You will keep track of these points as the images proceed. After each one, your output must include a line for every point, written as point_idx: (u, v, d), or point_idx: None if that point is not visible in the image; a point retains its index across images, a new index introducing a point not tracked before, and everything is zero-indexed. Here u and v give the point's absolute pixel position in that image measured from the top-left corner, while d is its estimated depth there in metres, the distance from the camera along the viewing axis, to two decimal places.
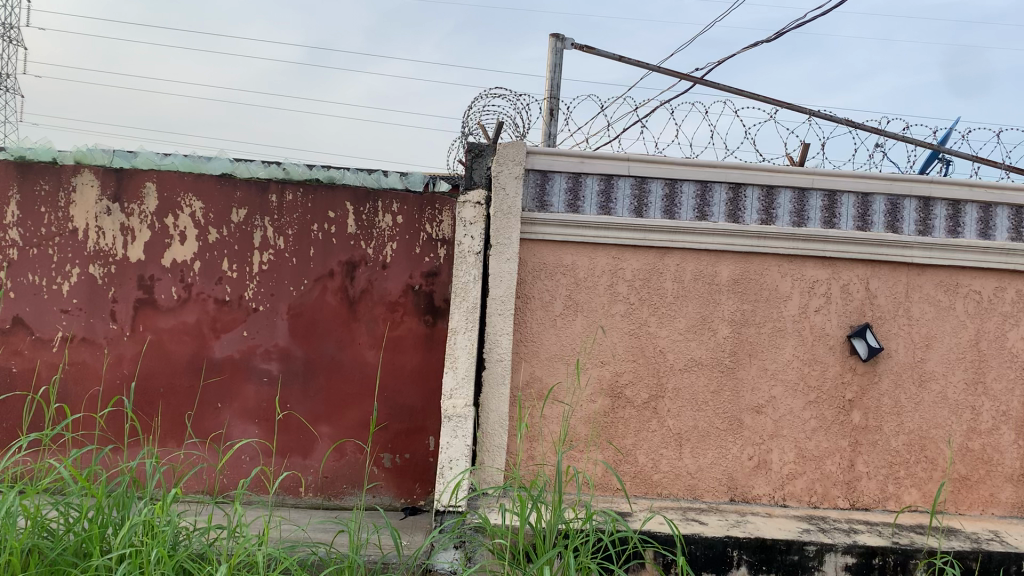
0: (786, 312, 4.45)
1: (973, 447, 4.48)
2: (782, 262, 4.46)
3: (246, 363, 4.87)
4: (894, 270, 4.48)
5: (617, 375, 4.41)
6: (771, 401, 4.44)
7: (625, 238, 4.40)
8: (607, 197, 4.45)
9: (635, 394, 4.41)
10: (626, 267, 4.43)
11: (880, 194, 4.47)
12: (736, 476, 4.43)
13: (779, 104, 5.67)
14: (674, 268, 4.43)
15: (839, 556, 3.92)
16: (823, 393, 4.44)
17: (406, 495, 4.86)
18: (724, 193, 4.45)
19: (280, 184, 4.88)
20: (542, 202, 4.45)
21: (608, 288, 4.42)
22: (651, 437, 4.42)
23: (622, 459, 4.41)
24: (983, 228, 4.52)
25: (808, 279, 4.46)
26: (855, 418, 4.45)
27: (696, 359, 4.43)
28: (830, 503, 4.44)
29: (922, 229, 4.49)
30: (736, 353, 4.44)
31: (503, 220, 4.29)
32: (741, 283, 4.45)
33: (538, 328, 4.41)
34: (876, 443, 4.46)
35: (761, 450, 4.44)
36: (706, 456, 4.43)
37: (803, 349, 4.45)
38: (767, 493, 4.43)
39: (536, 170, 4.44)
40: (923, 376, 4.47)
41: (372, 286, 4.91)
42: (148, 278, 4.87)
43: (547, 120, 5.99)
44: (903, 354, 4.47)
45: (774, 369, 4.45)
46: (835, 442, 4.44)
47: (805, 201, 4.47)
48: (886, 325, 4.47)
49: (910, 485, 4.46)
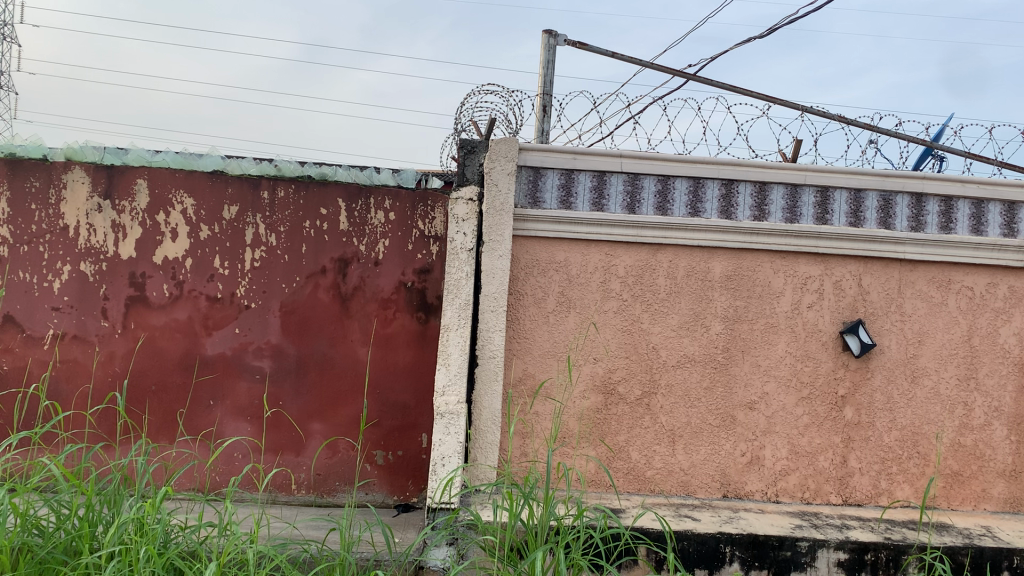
0: (779, 308, 4.46)
1: (966, 443, 4.49)
2: (774, 258, 4.46)
3: (238, 360, 4.86)
4: (886, 266, 4.49)
5: (610, 371, 4.41)
6: (763, 397, 4.44)
7: (618, 235, 4.40)
8: (600, 193, 4.44)
9: (628, 391, 4.41)
10: (618, 263, 4.42)
11: (873, 190, 4.47)
12: (729, 472, 4.43)
13: (772, 100, 5.66)
14: (666, 265, 4.43)
15: (832, 552, 3.93)
16: (815, 389, 4.45)
17: (398, 492, 4.85)
18: (717, 190, 4.45)
19: (272, 181, 4.86)
20: (535, 198, 4.44)
21: (601, 285, 4.42)
22: (644, 434, 4.41)
23: (615, 456, 4.40)
24: (975, 225, 4.53)
25: (800, 275, 4.46)
26: (847, 414, 4.45)
27: (688, 356, 4.43)
28: (822, 499, 4.44)
29: (915, 225, 4.50)
30: (728, 350, 4.44)
31: (495, 216, 4.28)
32: (733, 280, 4.44)
33: (531, 325, 4.41)
34: (868, 439, 4.46)
35: (754, 446, 4.44)
36: (698, 452, 4.43)
37: (795, 344, 4.46)
38: (760, 489, 4.43)
39: (528, 166, 4.43)
40: (915, 372, 4.47)
41: (364, 283, 4.90)
42: (140, 275, 4.85)
43: (540, 116, 5.96)
44: (896, 350, 4.47)
45: (766, 365, 4.45)
46: (828, 438, 4.44)
47: (797, 198, 4.47)
48: (878, 321, 4.47)
49: (902, 481, 4.47)
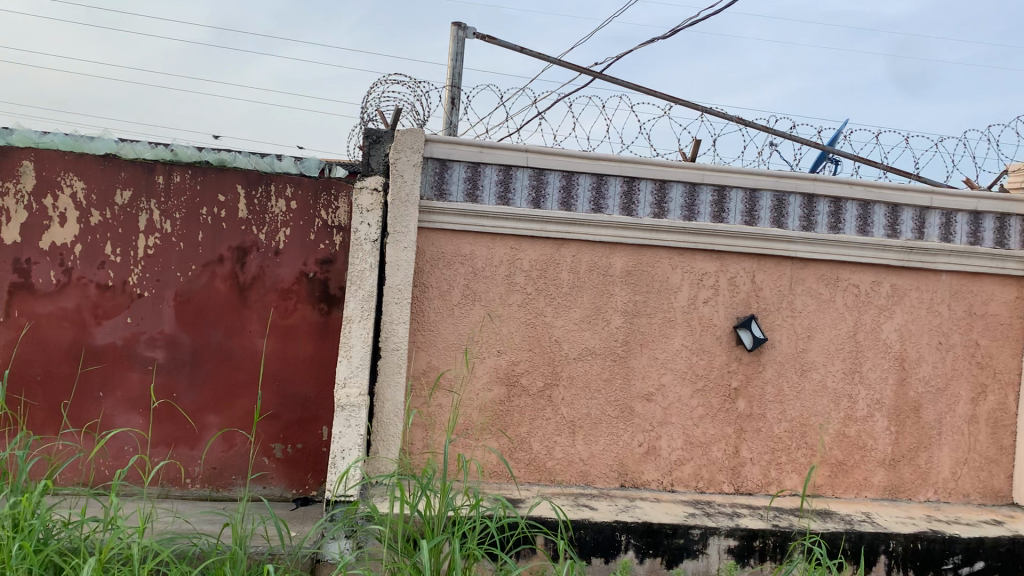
0: (676, 303, 4.58)
1: (849, 433, 4.71)
2: (673, 255, 4.58)
3: (130, 350, 4.70)
4: (778, 264, 4.66)
5: (513, 364, 4.45)
6: (661, 388, 4.56)
7: (523, 228, 4.44)
8: (505, 187, 4.47)
9: (530, 383, 4.46)
10: (522, 257, 4.46)
11: (767, 190, 4.64)
12: (626, 462, 4.53)
13: (674, 99, 5.80)
14: (570, 259, 4.50)
15: (723, 539, 4.06)
16: (710, 381, 4.59)
17: (297, 486, 4.79)
18: (619, 186, 4.54)
19: (168, 166, 4.71)
20: (441, 190, 4.43)
21: (505, 278, 4.45)
22: (545, 425, 4.47)
23: (516, 447, 4.45)
24: (861, 225, 4.74)
25: (697, 272, 4.60)
26: (739, 406, 4.61)
27: (590, 349, 4.51)
28: (715, 488, 4.60)
29: (806, 224, 4.69)
30: (628, 343, 4.54)
31: (399, 207, 4.26)
32: (634, 275, 4.54)
33: (434, 317, 4.40)
34: (759, 430, 4.63)
35: (651, 436, 4.55)
36: (598, 443, 4.51)
37: (692, 338, 4.59)
38: (656, 478, 4.55)
39: (434, 158, 4.42)
40: (803, 366, 4.67)
41: (264, 273, 4.81)
42: (24, 261, 4.63)
43: (448, 108, 5.95)
44: (786, 344, 4.66)
45: (664, 358, 4.56)
46: (722, 429, 4.60)
47: (695, 196, 4.59)
48: (770, 317, 4.65)
49: (790, 470, 4.66)
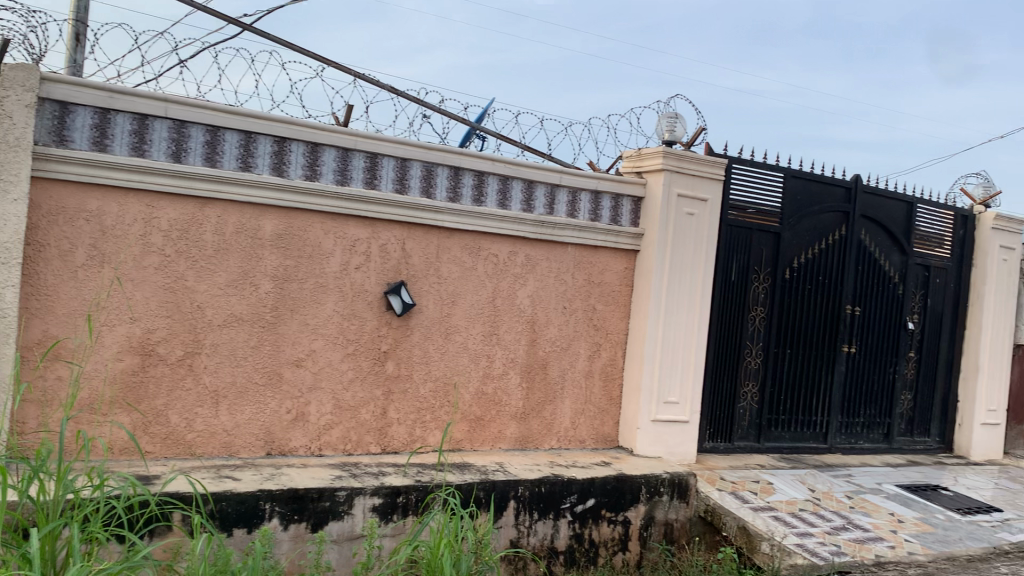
0: (328, 268, 4.56)
1: (487, 391, 5.07)
2: (325, 219, 4.54)
3: None
4: (427, 232, 4.84)
5: (148, 331, 4.12)
6: (310, 353, 4.52)
7: (162, 184, 4.10)
8: (141, 138, 4.07)
9: (168, 351, 4.17)
10: (161, 216, 4.13)
11: (416, 160, 4.77)
12: (273, 429, 4.44)
13: (329, 62, 5.72)
14: (215, 220, 4.26)
15: (367, 498, 4.16)
16: (359, 345, 4.65)
17: None
18: (269, 146, 4.37)
19: None
20: (61, 136, 3.91)
21: (140, 238, 4.09)
22: (185, 396, 4.22)
23: (151, 421, 4.15)
24: (501, 198, 5.09)
25: (349, 237, 4.61)
26: (387, 368, 4.74)
27: (236, 315, 4.32)
28: (362, 450, 4.69)
29: (452, 195, 4.91)
30: (277, 309, 4.43)
31: (7, 152, 3.71)
32: (284, 239, 4.43)
33: (53, 280, 3.92)
34: (406, 391, 4.80)
35: (300, 402, 4.50)
36: (243, 412, 4.36)
37: (342, 303, 4.60)
38: (304, 444, 4.52)
39: (53, 99, 3.88)
40: (448, 329, 4.92)
41: None
42: None
43: (71, 45, 5.29)
44: (432, 309, 4.87)
45: (314, 323, 4.53)
46: (370, 391, 4.69)
47: (348, 161, 4.58)
48: (417, 283, 4.82)
49: (434, 428, 4.90)
